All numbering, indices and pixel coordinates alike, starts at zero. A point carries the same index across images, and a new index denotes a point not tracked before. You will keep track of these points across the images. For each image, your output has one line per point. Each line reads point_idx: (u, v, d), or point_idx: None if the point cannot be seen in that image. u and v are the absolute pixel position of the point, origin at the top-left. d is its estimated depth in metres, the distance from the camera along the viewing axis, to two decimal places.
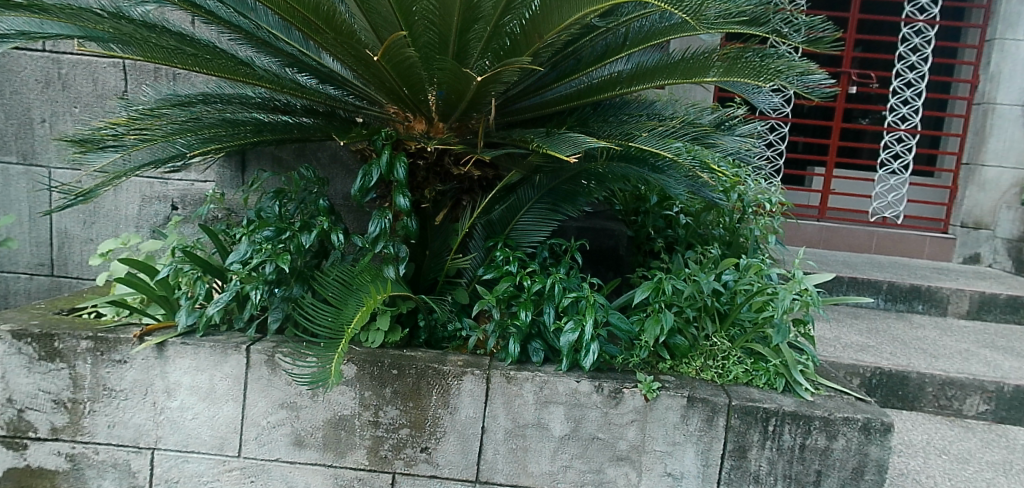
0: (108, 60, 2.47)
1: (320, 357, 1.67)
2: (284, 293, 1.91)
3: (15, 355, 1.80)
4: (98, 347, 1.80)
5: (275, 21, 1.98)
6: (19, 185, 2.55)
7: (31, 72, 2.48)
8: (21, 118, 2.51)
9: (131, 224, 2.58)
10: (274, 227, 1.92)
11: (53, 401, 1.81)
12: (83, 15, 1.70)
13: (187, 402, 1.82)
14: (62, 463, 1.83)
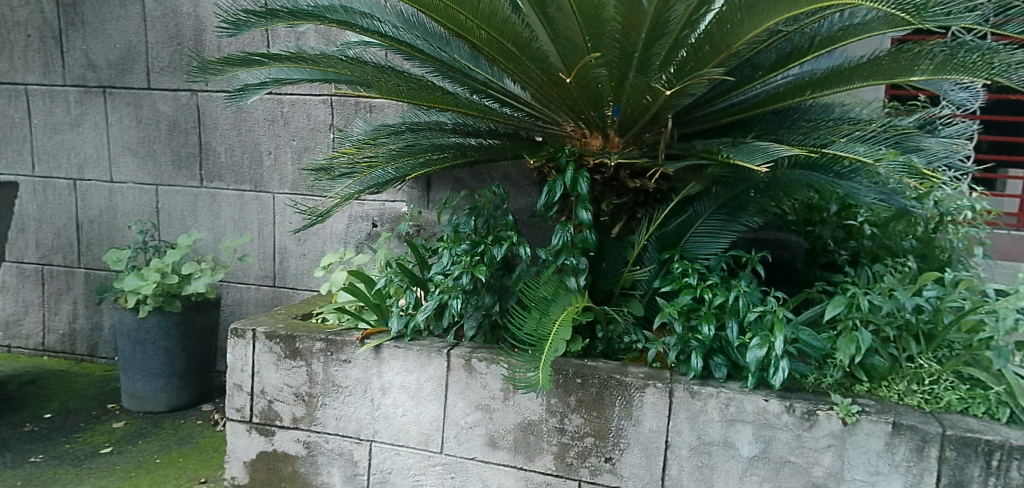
0: (319, 97, 2.82)
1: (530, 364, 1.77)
2: (478, 301, 2.05)
3: (267, 353, 2.11)
4: (329, 348, 2.05)
5: (465, 53, 2.21)
6: (251, 209, 2.98)
7: (260, 112, 2.90)
8: (252, 152, 2.93)
9: (339, 241, 2.92)
10: (471, 241, 2.10)
11: (294, 394, 2.09)
12: (332, 62, 2.01)
13: (399, 400, 2.02)
14: (301, 450, 2.10)
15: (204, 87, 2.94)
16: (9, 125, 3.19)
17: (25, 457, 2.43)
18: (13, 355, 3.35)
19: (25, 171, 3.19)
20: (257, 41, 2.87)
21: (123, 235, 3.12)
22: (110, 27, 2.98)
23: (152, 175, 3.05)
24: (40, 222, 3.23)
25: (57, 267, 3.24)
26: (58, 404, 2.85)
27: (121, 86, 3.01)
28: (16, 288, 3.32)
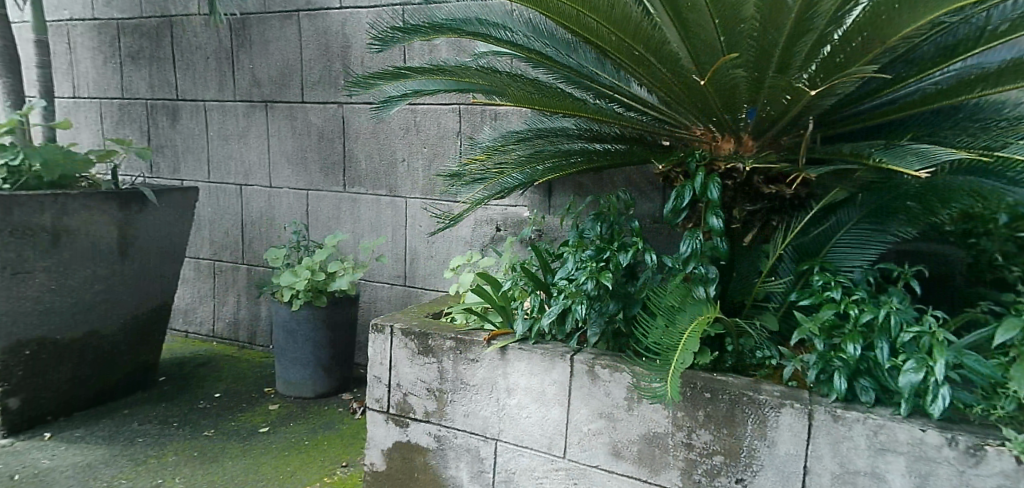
0: (448, 106, 2.94)
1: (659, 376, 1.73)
2: (601, 308, 2.03)
3: (402, 349, 2.23)
4: (459, 347, 2.14)
5: (592, 58, 2.22)
6: (386, 212, 3.17)
7: (396, 121, 3.08)
8: (389, 159, 3.12)
9: (466, 244, 3.02)
10: (596, 247, 2.10)
11: (426, 389, 2.20)
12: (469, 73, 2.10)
13: (523, 402, 2.05)
14: (431, 442, 2.21)
15: (348, 99, 3.17)
16: (190, 137, 3.58)
17: (199, 431, 2.76)
18: (189, 340, 3.81)
19: (202, 178, 3.60)
20: (393, 56, 3.06)
21: (278, 234, 3.45)
22: (272, 48, 3.30)
23: (303, 181, 3.34)
24: (212, 222, 3.64)
25: (225, 263, 3.64)
26: (224, 385, 3.20)
27: (280, 100, 3.33)
28: (192, 281, 3.77)
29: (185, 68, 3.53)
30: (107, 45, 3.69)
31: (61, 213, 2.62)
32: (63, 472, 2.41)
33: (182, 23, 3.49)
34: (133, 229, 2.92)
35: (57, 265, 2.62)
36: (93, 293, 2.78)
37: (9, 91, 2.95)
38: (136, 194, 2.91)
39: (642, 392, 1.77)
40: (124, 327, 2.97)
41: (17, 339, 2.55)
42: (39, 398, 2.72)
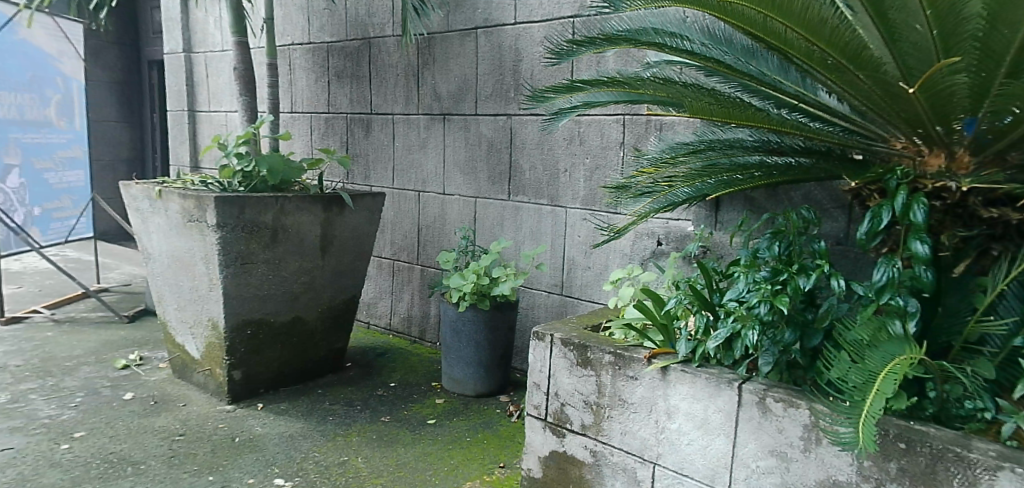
0: (613, 118, 2.93)
1: (849, 418, 1.57)
2: (775, 336, 1.87)
3: (562, 359, 2.25)
4: (618, 362, 2.10)
5: (774, 64, 2.07)
6: (547, 221, 3.23)
7: (561, 132, 3.12)
8: (552, 170, 3.18)
9: (626, 257, 2.98)
10: (772, 268, 1.97)
11: (584, 402, 2.20)
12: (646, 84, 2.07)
13: (684, 427, 1.97)
14: (588, 456, 2.20)
15: (518, 110, 3.29)
16: (380, 147, 3.93)
17: (377, 416, 3.02)
18: (370, 330, 4.17)
19: (387, 184, 3.94)
20: (561, 69, 3.11)
21: (449, 238, 3.68)
22: (452, 64, 3.53)
23: (473, 189, 3.52)
24: (394, 225, 3.97)
25: (403, 263, 3.94)
26: (398, 376, 3.47)
27: (456, 113, 3.54)
28: (376, 277, 4.13)
29: (376, 84, 3.89)
30: (318, 66, 4.15)
31: (280, 213, 3.03)
32: (271, 439, 2.77)
33: (379, 44, 3.84)
34: (334, 229, 3.28)
35: (274, 257, 3.05)
36: (300, 284, 3.19)
37: (247, 108, 3.47)
38: (337, 198, 3.26)
39: (834, 438, 1.60)
40: (320, 316, 3.35)
41: (242, 319, 3.01)
42: (256, 371, 3.15)
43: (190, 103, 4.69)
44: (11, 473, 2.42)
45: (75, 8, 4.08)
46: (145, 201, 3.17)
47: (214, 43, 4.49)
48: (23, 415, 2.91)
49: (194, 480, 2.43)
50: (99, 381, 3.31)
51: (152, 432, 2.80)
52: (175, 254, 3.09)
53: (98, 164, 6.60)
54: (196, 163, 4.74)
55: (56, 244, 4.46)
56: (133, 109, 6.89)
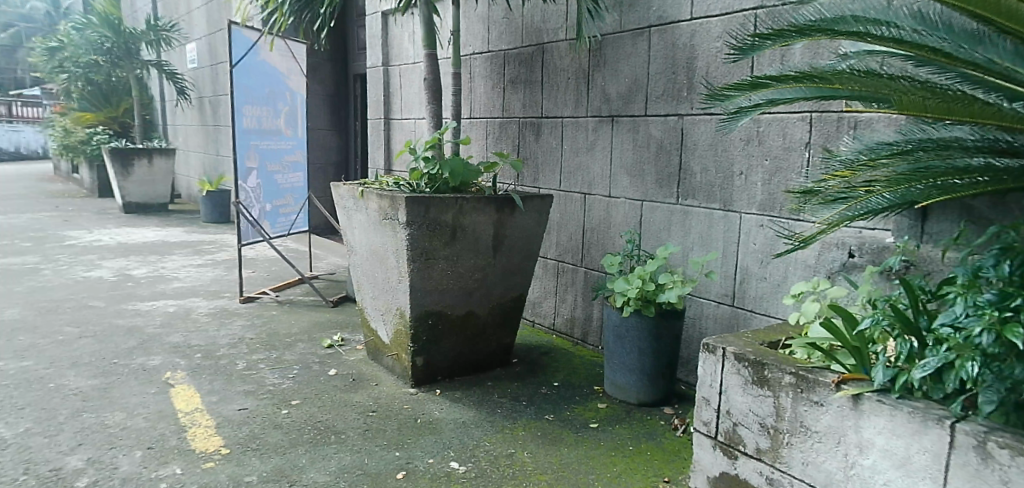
0: (797, 116, 2.70)
1: None
2: (1002, 370, 1.55)
3: (735, 375, 2.10)
4: (800, 384, 1.91)
5: (1008, 49, 1.70)
6: (719, 227, 3.05)
7: (737, 132, 2.94)
8: (726, 173, 3.00)
9: (809, 268, 2.71)
10: (1001, 291, 1.66)
11: (760, 424, 2.03)
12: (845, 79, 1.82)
13: (879, 465, 1.73)
14: (763, 483, 2.03)
15: (690, 110, 3.14)
16: (548, 150, 3.98)
17: (542, 414, 3.08)
18: (535, 329, 4.25)
19: (554, 186, 3.98)
20: (740, 66, 2.93)
21: (614, 242, 3.64)
22: (623, 65, 3.47)
23: (640, 192, 3.43)
24: (559, 227, 4.00)
25: (568, 265, 3.97)
26: (562, 376, 3.51)
27: (625, 114, 3.47)
28: (541, 277, 4.19)
29: (548, 87, 3.94)
30: (494, 73, 4.30)
31: (459, 213, 3.22)
32: (447, 424, 2.97)
33: (552, 48, 3.89)
34: (505, 228, 3.42)
35: (453, 254, 3.26)
36: (474, 280, 3.38)
37: (433, 115, 3.75)
38: (509, 199, 3.39)
39: None
40: (491, 311, 3.52)
41: (424, 309, 3.27)
42: (435, 359, 3.40)
43: (385, 112, 5.18)
44: (245, 430, 2.87)
45: (302, 31, 4.72)
46: (350, 199, 3.53)
47: (408, 57, 4.91)
48: (254, 381, 3.43)
49: (382, 454, 2.68)
50: (310, 357, 3.81)
51: (350, 406, 3.14)
52: (370, 248, 3.43)
53: (312, 167, 7.58)
54: (389, 167, 5.23)
55: (282, 236, 5.23)
56: (339, 118, 7.79)
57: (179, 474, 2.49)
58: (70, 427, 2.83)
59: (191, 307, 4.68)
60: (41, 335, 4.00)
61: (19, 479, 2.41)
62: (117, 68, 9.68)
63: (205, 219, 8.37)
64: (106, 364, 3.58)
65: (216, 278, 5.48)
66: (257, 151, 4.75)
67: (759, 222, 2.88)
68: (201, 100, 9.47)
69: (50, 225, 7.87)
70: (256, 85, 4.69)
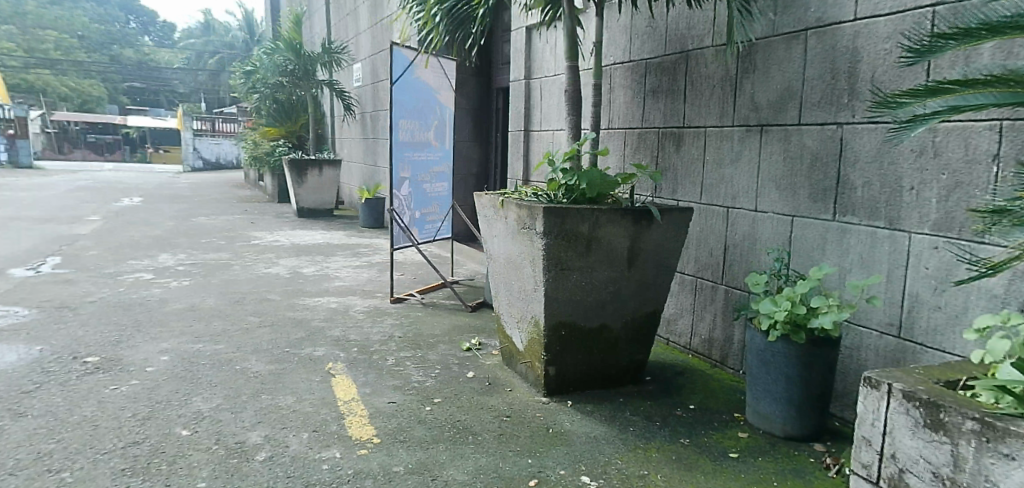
0: (984, 124, 2.39)
1: None
2: None
3: (902, 415, 1.86)
4: (985, 433, 1.64)
5: None
6: (884, 247, 2.75)
7: (908, 143, 2.65)
8: (893, 187, 2.70)
9: (997, 300, 2.36)
10: None
11: (932, 474, 1.78)
12: None
13: None
14: None
15: (852, 118, 2.87)
16: (690, 161, 3.82)
17: (677, 437, 2.95)
18: (670, 347, 4.09)
19: (695, 199, 3.81)
20: (913, 69, 2.63)
21: (760, 259, 3.40)
22: (775, 70, 3.25)
23: (790, 206, 3.18)
24: (699, 241, 3.82)
25: (706, 282, 3.77)
26: (699, 399, 3.34)
27: (776, 123, 3.24)
28: (677, 294, 4.02)
29: (691, 96, 3.79)
30: (636, 83, 4.21)
31: (594, 225, 3.19)
32: (579, 437, 2.95)
33: (697, 56, 3.73)
34: (641, 242, 3.33)
35: (587, 266, 3.24)
36: (608, 293, 3.33)
37: (573, 126, 3.77)
38: (646, 212, 3.30)
39: None
40: (624, 326, 3.45)
41: (558, 320, 3.28)
42: (568, 370, 3.39)
43: (525, 124, 5.29)
44: (393, 423, 3.06)
45: (454, 49, 4.97)
46: (490, 208, 3.62)
47: (550, 69, 4.99)
48: (401, 377, 3.66)
49: (516, 460, 2.73)
50: (451, 358, 3.98)
51: (486, 409, 3.24)
52: (507, 257, 3.51)
53: (455, 177, 7.94)
54: (526, 177, 5.32)
55: (428, 241, 5.54)
56: (482, 130, 8.10)
57: (337, 458, 2.71)
58: (251, 406, 3.21)
59: (350, 305, 5.11)
60: (231, 322, 4.58)
61: (212, 448, 2.77)
62: (297, 88, 10.85)
63: (363, 225, 9.11)
64: (280, 351, 4.02)
65: (371, 279, 5.93)
66: (408, 162, 5.08)
67: (935, 243, 2.55)
68: (363, 115, 10.34)
69: (240, 226, 9.01)
70: (412, 99, 5.01)
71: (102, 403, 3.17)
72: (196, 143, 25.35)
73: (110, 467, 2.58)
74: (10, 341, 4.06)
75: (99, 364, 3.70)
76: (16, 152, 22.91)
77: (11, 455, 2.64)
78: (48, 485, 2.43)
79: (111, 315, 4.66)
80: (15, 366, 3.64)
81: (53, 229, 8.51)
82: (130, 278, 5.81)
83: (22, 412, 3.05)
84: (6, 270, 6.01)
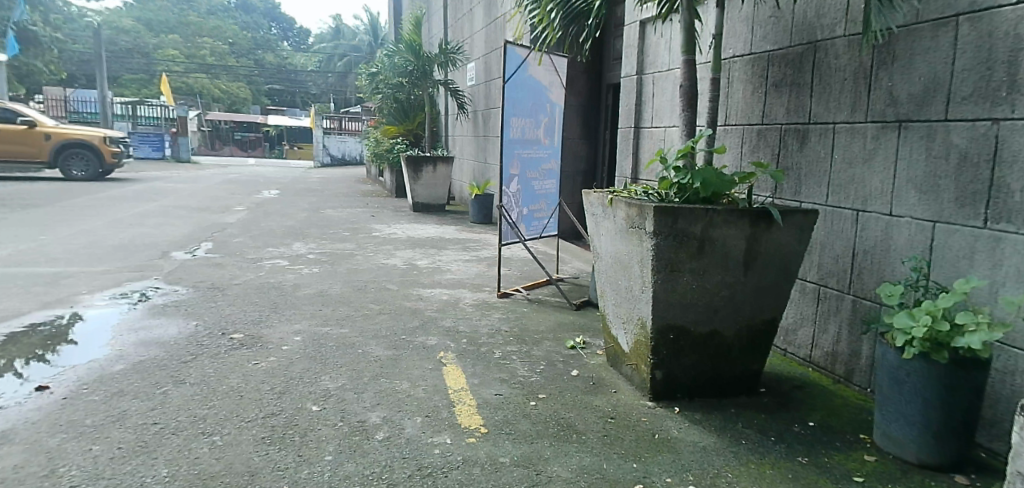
0: None
1: None
2: None
3: None
4: None
5: None
6: None
7: None
8: None
9: None
10: None
11: None
12: None
13: None
14: None
15: (1011, 113, 2.56)
16: (815, 160, 3.55)
17: (794, 454, 2.76)
18: (787, 359, 3.83)
19: (820, 201, 3.54)
20: None
21: (894, 269, 3.10)
22: (919, 61, 2.95)
23: (932, 210, 2.88)
24: (824, 246, 3.54)
25: (830, 290, 3.50)
26: (819, 415, 3.11)
27: (918, 119, 2.94)
28: (797, 302, 3.76)
29: (819, 90, 3.52)
30: (757, 76, 3.97)
31: (708, 225, 3.05)
32: (686, 445, 2.84)
33: (827, 46, 3.45)
34: (759, 245, 3.14)
35: (699, 268, 3.11)
36: (721, 297, 3.18)
37: (687, 123, 3.63)
38: (765, 213, 3.11)
39: None
40: (738, 333, 3.28)
41: (667, 323, 3.17)
42: (675, 376, 3.28)
43: (636, 120, 5.17)
44: (500, 415, 3.12)
45: (566, 46, 4.95)
46: (599, 206, 3.57)
47: (664, 64, 4.84)
48: (507, 371, 3.72)
49: (620, 463, 2.69)
50: (555, 355, 3.98)
51: (590, 409, 3.21)
52: (615, 256, 3.44)
53: (562, 175, 7.94)
54: (635, 175, 5.20)
55: (534, 238, 5.59)
56: (591, 127, 8.02)
57: (448, 444, 2.81)
58: (372, 388, 3.40)
59: (460, 297, 5.26)
60: (353, 309, 4.87)
61: (337, 424, 2.96)
62: (415, 88, 11.32)
63: (472, 220, 9.34)
64: (397, 339, 4.22)
65: (480, 273, 6.07)
66: (518, 160, 5.14)
67: None
68: (476, 113, 10.59)
69: (362, 219, 9.55)
70: (524, 97, 5.06)
71: (245, 376, 3.50)
72: (325, 141, 27.20)
73: (251, 434, 2.83)
74: (172, 315, 4.58)
75: (243, 340, 4.08)
76: (177, 149, 25.77)
77: (173, 416, 2.98)
78: (202, 446, 2.72)
79: (252, 297, 5.12)
80: (176, 338, 4.10)
81: (206, 217, 9.48)
82: (268, 264, 6.35)
83: (181, 379, 3.43)
84: (168, 253, 6.78)
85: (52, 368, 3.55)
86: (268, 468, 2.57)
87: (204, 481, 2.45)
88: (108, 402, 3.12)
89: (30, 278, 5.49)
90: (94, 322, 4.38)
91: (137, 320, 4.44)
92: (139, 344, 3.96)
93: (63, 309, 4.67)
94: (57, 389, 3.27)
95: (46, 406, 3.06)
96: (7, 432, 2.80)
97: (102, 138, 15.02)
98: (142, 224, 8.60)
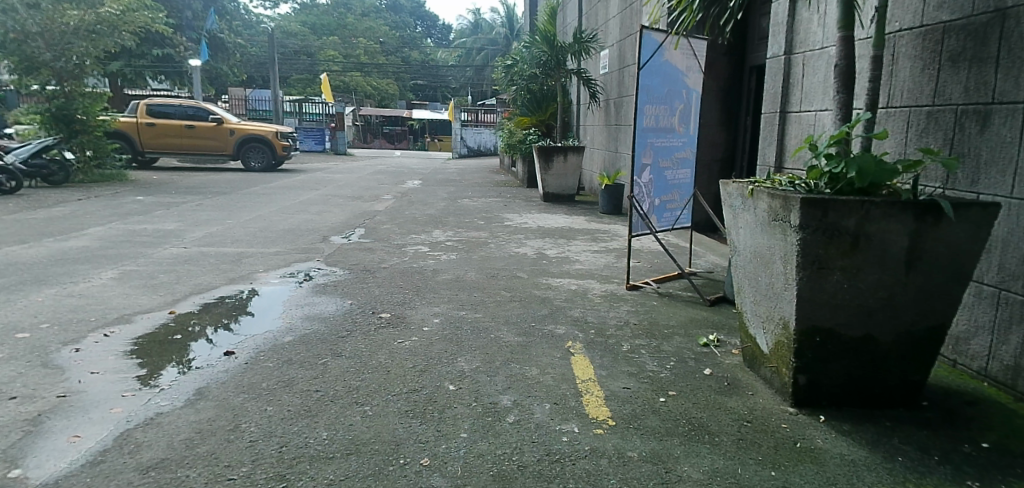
0: None
1: None
2: None
3: None
4: None
5: None
6: None
7: None
8: None
9: None
10: None
11: None
12: None
13: None
14: None
15: None
16: (999, 145, 3.10)
17: (961, 478, 2.45)
18: (956, 370, 3.39)
19: (1004, 192, 3.08)
20: None
21: None
22: None
23: None
24: (1007, 245, 3.08)
25: (1015, 295, 3.03)
26: (997, 437, 2.72)
27: None
28: (971, 307, 3.31)
29: (1011, 65, 3.04)
30: (928, 51, 3.52)
31: (864, 219, 2.76)
32: (832, 457, 2.62)
33: (1019, 14, 2.99)
34: (925, 242, 2.79)
35: (851, 266, 2.82)
36: (877, 299, 2.88)
37: (842, 107, 3.30)
38: (934, 206, 2.75)
39: None
40: (896, 339, 2.96)
41: (812, 325, 2.93)
42: (821, 382, 3.02)
43: (782, 105, 4.80)
44: (629, 408, 3.07)
45: (707, 28, 4.68)
46: (738, 198, 3.36)
47: (816, 42, 4.45)
48: (636, 364, 3.65)
49: (757, 469, 2.54)
50: (687, 351, 3.84)
51: (724, 410, 3.06)
52: (755, 251, 3.23)
53: (698, 164, 7.62)
54: (779, 164, 4.84)
55: (665, 229, 5.42)
56: (729, 112, 7.59)
57: (576, 432, 2.82)
58: (503, 372, 3.50)
59: (589, 287, 5.24)
60: (487, 295, 5.04)
61: (472, 404, 3.09)
62: (549, 78, 11.37)
63: (602, 210, 9.29)
64: (528, 326, 4.30)
65: (609, 264, 6.01)
66: (652, 148, 5.01)
67: None
68: (608, 102, 10.45)
69: (496, 208, 9.82)
70: (661, 84, 4.92)
71: (391, 353, 3.76)
72: (464, 132, 28.23)
73: (397, 407, 3.04)
74: (331, 294, 5.03)
75: (389, 320, 4.39)
76: (336, 142, 28.02)
77: (332, 385, 3.28)
78: (354, 414, 2.96)
79: (397, 280, 5.48)
80: (335, 314, 4.50)
81: (360, 205, 10.27)
82: (411, 249, 6.75)
83: (338, 352, 3.77)
84: (328, 237, 7.44)
85: (236, 336, 4.04)
86: (412, 439, 2.74)
87: (357, 446, 2.67)
88: (280, 368, 3.51)
89: (217, 257, 6.29)
90: (268, 297, 4.93)
91: (303, 297, 4.94)
92: (305, 319, 4.39)
93: (244, 285, 5.30)
94: (241, 354, 3.72)
95: (232, 369, 3.49)
96: (203, 388, 3.24)
97: (275, 134, 16.68)
98: (307, 211, 9.50)
